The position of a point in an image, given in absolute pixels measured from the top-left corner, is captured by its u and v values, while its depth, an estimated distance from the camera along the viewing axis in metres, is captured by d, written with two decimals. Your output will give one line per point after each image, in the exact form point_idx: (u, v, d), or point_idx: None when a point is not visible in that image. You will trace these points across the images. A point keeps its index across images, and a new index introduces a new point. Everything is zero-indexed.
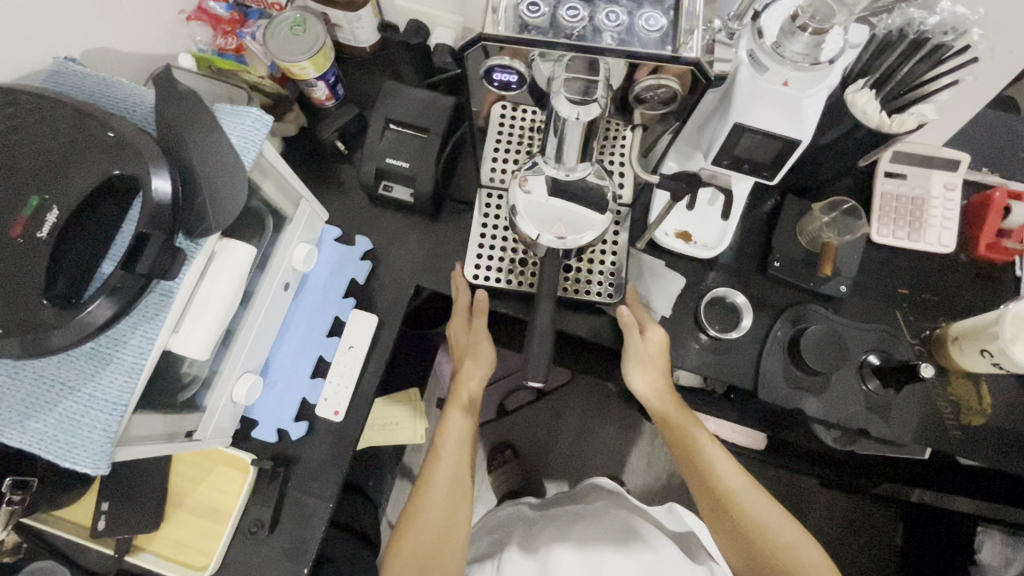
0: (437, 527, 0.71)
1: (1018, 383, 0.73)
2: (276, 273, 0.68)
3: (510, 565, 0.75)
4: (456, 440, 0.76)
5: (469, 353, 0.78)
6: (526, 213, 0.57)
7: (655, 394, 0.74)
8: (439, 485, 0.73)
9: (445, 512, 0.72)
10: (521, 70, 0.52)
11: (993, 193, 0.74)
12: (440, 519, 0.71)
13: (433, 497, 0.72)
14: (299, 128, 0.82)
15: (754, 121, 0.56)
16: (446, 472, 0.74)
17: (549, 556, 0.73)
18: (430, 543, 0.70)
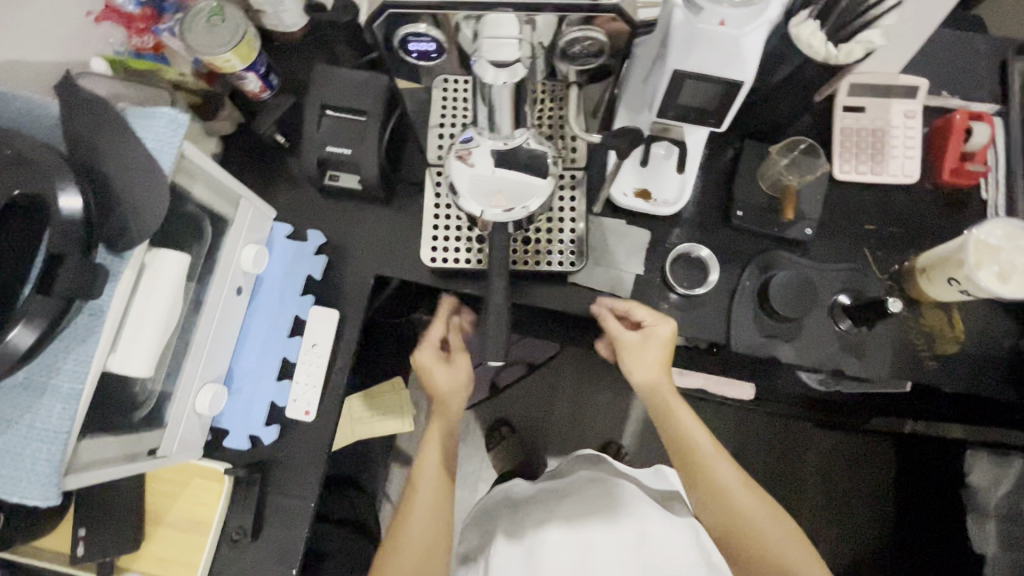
0: (419, 545, 0.71)
1: (990, 306, 0.72)
2: (225, 278, 0.66)
3: (499, 554, 0.75)
4: (436, 461, 0.74)
5: (441, 373, 0.75)
6: (469, 188, 0.54)
7: (652, 386, 0.72)
8: (421, 502, 0.72)
9: (429, 530, 0.72)
10: (438, 36, 0.49)
11: (953, 116, 0.73)
12: (425, 536, 0.71)
13: (419, 516, 0.72)
14: (236, 125, 0.79)
15: (693, 66, 0.53)
16: (426, 491, 0.72)
17: (536, 539, 0.74)
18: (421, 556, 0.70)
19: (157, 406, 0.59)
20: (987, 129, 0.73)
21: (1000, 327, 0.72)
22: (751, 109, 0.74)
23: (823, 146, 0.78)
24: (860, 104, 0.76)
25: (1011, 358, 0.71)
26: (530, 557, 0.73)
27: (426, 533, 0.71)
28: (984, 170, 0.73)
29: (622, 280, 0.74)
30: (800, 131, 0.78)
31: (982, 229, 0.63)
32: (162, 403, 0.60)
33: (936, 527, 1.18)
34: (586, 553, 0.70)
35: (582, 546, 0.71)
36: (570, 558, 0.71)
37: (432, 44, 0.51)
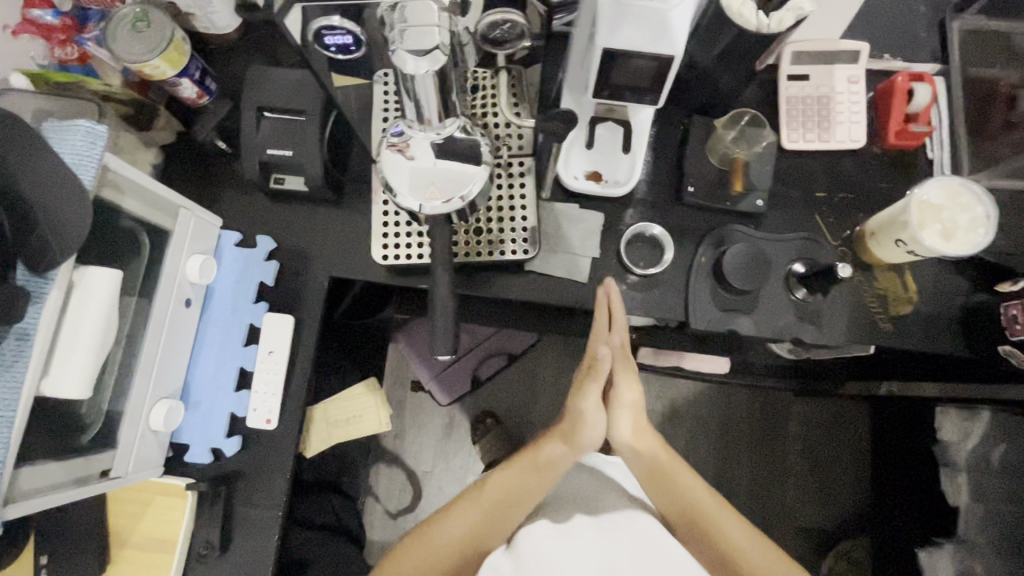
0: (443, 554, 0.68)
1: (942, 265, 0.73)
2: (169, 291, 0.64)
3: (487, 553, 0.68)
4: (538, 484, 0.69)
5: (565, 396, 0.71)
6: (405, 182, 0.53)
7: (649, 451, 0.71)
8: (463, 512, 0.70)
9: (465, 537, 0.69)
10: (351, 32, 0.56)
11: (896, 78, 0.73)
12: (456, 538, 0.69)
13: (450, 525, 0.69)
14: (175, 133, 0.76)
15: (622, 44, 0.52)
16: (473, 513, 0.69)
17: (527, 534, 0.68)
18: (429, 565, 0.67)
19: (106, 426, 0.58)
20: (929, 89, 0.73)
21: (953, 285, 0.72)
22: (696, 85, 0.73)
23: (770, 116, 0.77)
24: (804, 72, 0.76)
25: (966, 315, 0.72)
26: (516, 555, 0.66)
27: (458, 538, 0.69)
28: (928, 130, 0.73)
29: (579, 263, 0.73)
30: (748, 103, 0.77)
31: (924, 188, 0.64)
32: (112, 423, 0.59)
33: (913, 484, 1.19)
34: (576, 541, 0.66)
35: (570, 534, 0.67)
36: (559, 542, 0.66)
37: (347, 37, 0.57)
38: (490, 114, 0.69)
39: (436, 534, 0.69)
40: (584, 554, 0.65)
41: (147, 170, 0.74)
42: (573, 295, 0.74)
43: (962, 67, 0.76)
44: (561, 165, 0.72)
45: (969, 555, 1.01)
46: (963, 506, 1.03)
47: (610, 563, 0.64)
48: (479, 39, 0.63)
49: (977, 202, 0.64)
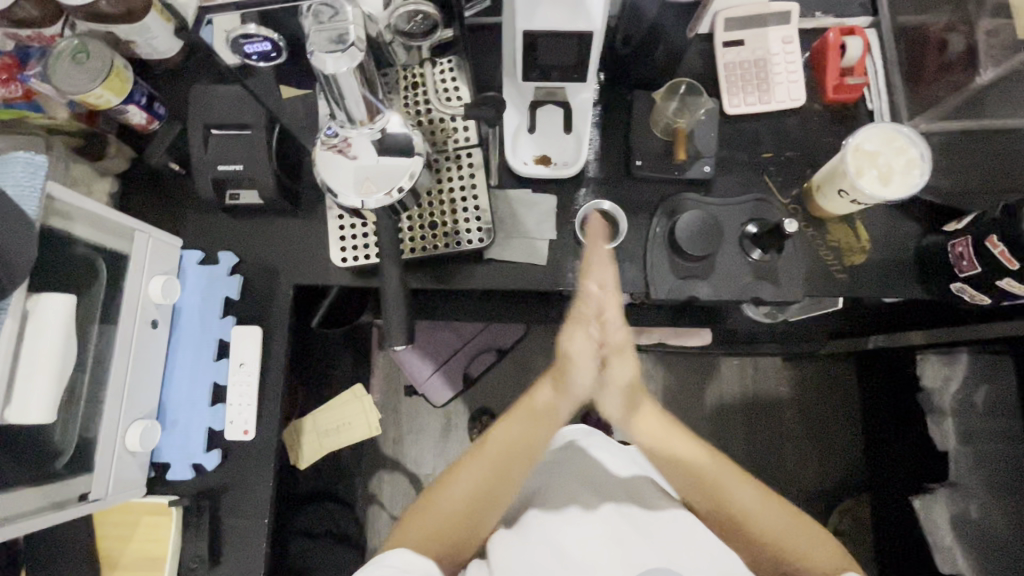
0: (450, 513, 0.64)
1: (890, 211, 0.74)
2: (133, 314, 0.65)
3: (496, 542, 0.64)
4: (531, 432, 0.70)
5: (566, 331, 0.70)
6: (347, 180, 0.55)
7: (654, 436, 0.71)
8: (466, 472, 0.68)
9: (472, 495, 0.66)
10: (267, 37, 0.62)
11: (828, 35, 0.75)
12: (463, 497, 0.66)
13: (455, 488, 0.67)
14: (129, 160, 0.77)
15: (541, 24, 0.54)
16: (474, 470, 0.67)
17: (536, 525, 0.64)
18: (434, 536, 0.62)
19: (81, 452, 0.59)
20: (861, 41, 0.74)
21: (904, 229, 0.74)
22: (632, 60, 0.75)
23: (711, 84, 0.79)
24: (738, 38, 0.78)
25: (919, 258, 0.73)
26: (523, 534, 0.64)
27: (466, 495, 0.66)
28: (864, 82, 0.75)
29: (535, 246, 0.74)
30: (687, 73, 0.79)
31: (859, 137, 0.66)
32: (87, 447, 0.60)
33: (903, 440, 1.18)
34: (581, 514, 0.64)
35: (575, 516, 0.64)
36: (565, 529, 0.62)
37: (264, 44, 0.64)
38: (425, 106, 0.70)
39: (443, 492, 0.66)
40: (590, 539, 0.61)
41: (103, 199, 0.75)
42: (534, 279, 0.74)
43: (892, 18, 0.78)
44: (509, 154, 0.72)
45: (964, 497, 1.00)
46: (951, 451, 1.02)
47: (619, 540, 0.60)
48: (398, 34, 0.65)
49: (911, 144, 0.66)
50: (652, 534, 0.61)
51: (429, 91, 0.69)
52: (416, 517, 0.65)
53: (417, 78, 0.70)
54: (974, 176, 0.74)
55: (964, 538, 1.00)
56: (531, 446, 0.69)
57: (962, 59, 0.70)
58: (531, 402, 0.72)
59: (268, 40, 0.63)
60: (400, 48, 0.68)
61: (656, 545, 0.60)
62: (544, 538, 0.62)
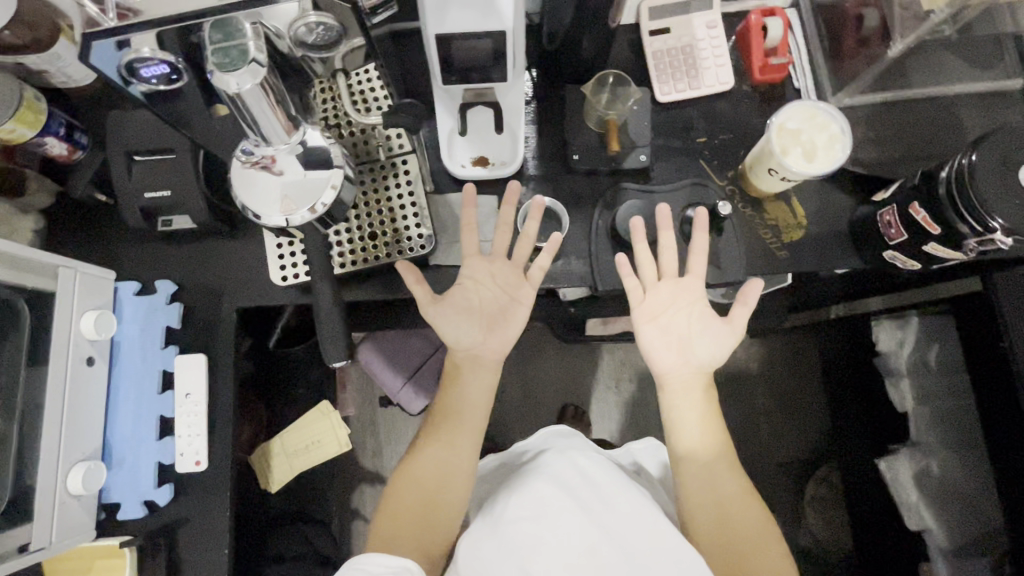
0: (420, 502, 0.66)
1: (822, 185, 0.76)
2: (64, 352, 0.62)
3: (470, 535, 0.64)
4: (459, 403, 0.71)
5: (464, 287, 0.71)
6: (270, 199, 0.54)
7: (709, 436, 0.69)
8: (426, 453, 0.69)
9: (436, 477, 0.67)
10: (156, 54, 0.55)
11: (750, 17, 0.76)
12: (428, 480, 0.67)
13: (419, 471, 0.68)
14: (53, 194, 0.74)
15: (452, 27, 0.54)
16: (434, 453, 0.68)
17: (507, 514, 0.62)
18: (407, 526, 0.64)
19: (17, 501, 0.57)
20: (781, 21, 0.76)
21: (838, 202, 0.76)
22: (560, 55, 0.75)
23: (642, 73, 0.79)
24: (664, 26, 0.78)
25: (853, 229, 0.75)
26: (498, 526, 0.62)
27: (432, 478, 0.67)
28: (787, 61, 0.76)
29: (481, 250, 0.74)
30: (617, 64, 0.79)
31: (782, 116, 0.67)
32: (24, 496, 0.58)
33: (868, 405, 1.20)
34: (555, 507, 0.61)
35: (550, 513, 0.61)
36: (541, 529, 0.60)
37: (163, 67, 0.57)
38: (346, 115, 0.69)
39: (409, 480, 0.67)
40: (564, 542, 0.58)
41: (28, 237, 0.72)
42: None
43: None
44: (446, 159, 0.72)
45: (925, 455, 1.02)
46: (911, 411, 1.04)
47: (592, 546, 0.58)
48: (303, 47, 0.64)
49: (832, 120, 0.68)
50: (626, 540, 0.59)
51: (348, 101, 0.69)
52: (384, 513, 0.66)
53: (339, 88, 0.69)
54: (899, 146, 0.76)
55: (928, 493, 1.01)
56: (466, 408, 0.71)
57: (877, 32, 0.73)
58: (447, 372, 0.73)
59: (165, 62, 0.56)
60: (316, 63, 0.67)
61: (631, 553, 0.58)
62: (515, 532, 0.60)
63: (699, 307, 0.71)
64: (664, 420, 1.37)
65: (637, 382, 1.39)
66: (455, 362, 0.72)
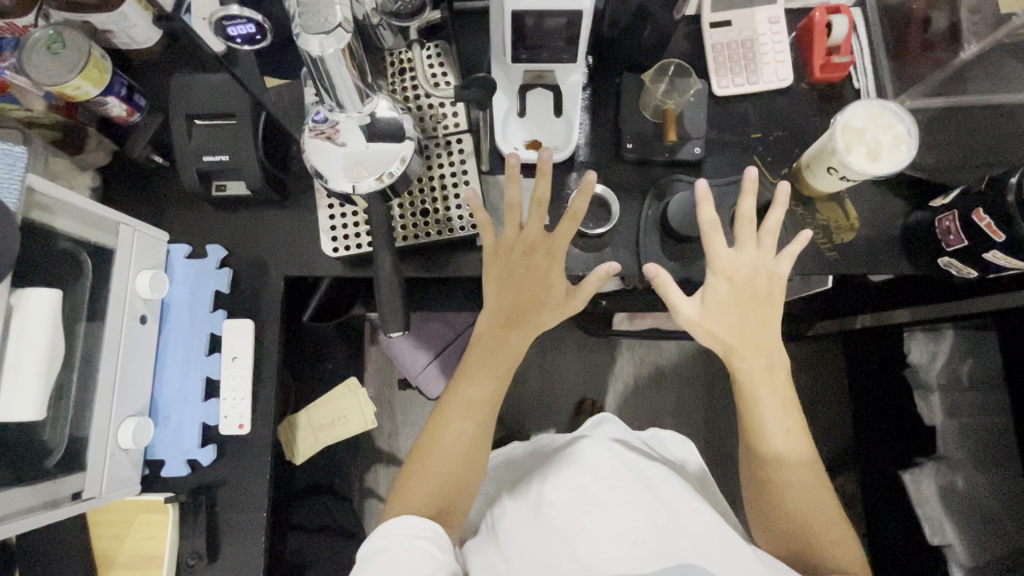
0: (446, 473, 0.64)
1: (876, 188, 0.75)
2: (121, 308, 0.64)
3: (505, 518, 0.65)
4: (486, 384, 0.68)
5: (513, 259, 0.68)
6: (336, 165, 0.55)
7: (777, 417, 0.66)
8: (451, 425, 0.66)
9: (462, 450, 0.66)
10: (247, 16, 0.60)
11: (814, 14, 0.75)
12: (454, 450, 0.65)
13: (443, 441, 0.66)
14: (110, 153, 0.75)
15: (530, 5, 0.54)
16: (461, 428, 0.66)
17: (547, 498, 0.63)
18: (432, 492, 0.63)
19: (74, 449, 0.58)
20: (846, 20, 0.74)
21: (891, 205, 0.75)
22: (621, 43, 0.74)
23: (699, 65, 0.79)
24: (725, 18, 0.78)
25: (905, 233, 0.74)
26: (538, 510, 0.63)
27: (458, 448, 0.65)
28: (850, 60, 0.75)
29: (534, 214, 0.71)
30: (674, 55, 0.78)
31: (847, 114, 0.67)
32: (79, 445, 0.59)
33: (891, 414, 1.18)
34: (599, 495, 0.61)
35: (593, 501, 0.61)
36: (583, 516, 0.60)
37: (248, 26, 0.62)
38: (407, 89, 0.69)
39: (433, 448, 0.66)
40: (606, 529, 0.59)
41: (85, 194, 0.73)
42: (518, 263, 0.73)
43: None
44: (500, 140, 0.71)
45: (951, 470, 1.01)
46: (938, 425, 1.03)
47: (633, 538, 0.58)
48: (383, 15, 0.63)
49: (897, 120, 0.67)
50: (669, 534, 0.58)
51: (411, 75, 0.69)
52: (409, 479, 0.65)
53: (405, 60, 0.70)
54: (958, 153, 0.75)
55: (953, 508, 1.00)
56: (498, 381, 0.68)
57: (944, 36, 0.70)
58: (479, 341, 0.69)
59: (253, 22, 0.61)
60: (387, 31, 0.66)
61: (670, 545, 0.57)
62: (556, 518, 0.61)
63: (759, 283, 0.66)
64: (684, 419, 1.37)
65: (658, 380, 1.38)
66: (487, 334, 0.69)
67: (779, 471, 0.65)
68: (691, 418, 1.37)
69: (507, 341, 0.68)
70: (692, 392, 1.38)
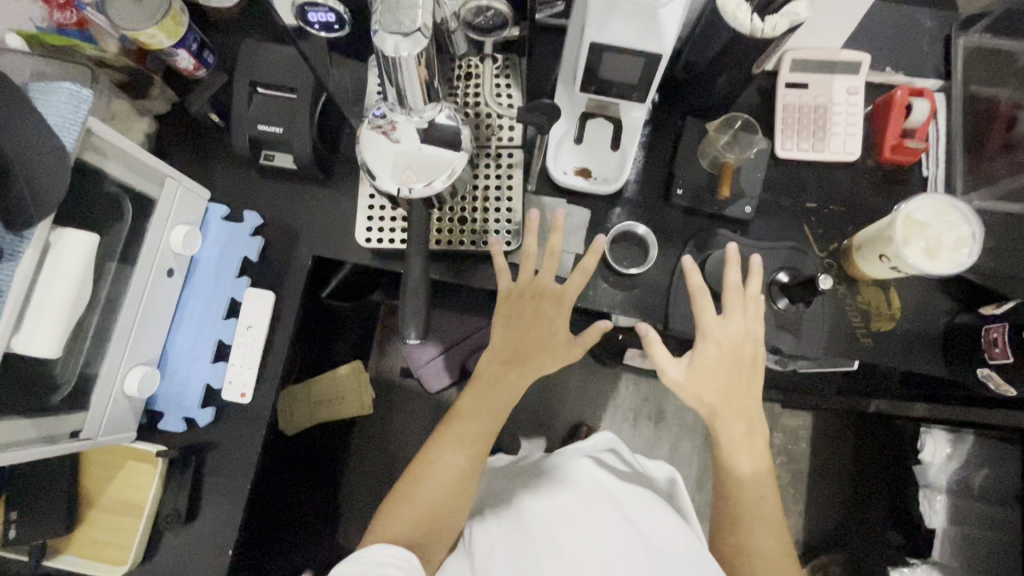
0: (433, 501, 0.63)
1: (924, 282, 0.72)
2: (151, 259, 0.64)
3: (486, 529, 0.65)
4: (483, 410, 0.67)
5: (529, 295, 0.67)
6: (386, 163, 0.55)
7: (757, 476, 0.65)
8: (444, 456, 0.65)
9: (453, 481, 0.64)
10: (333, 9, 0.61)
11: (896, 92, 0.72)
12: (446, 480, 0.64)
13: (436, 474, 0.64)
14: (170, 104, 0.76)
15: (610, 38, 0.53)
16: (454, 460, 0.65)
17: (530, 515, 0.63)
18: (416, 523, 0.62)
19: (80, 388, 0.59)
20: (927, 105, 0.72)
21: (936, 304, 0.72)
22: (691, 86, 0.73)
23: (766, 123, 0.77)
24: (802, 80, 0.75)
25: (945, 334, 0.72)
26: (522, 524, 0.62)
27: (448, 479, 0.64)
28: (924, 147, 0.72)
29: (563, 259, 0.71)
30: (742, 108, 0.77)
31: (911, 205, 0.64)
32: (86, 385, 0.60)
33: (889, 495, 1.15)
34: (578, 514, 0.62)
35: (573, 521, 0.61)
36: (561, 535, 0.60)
37: (330, 15, 0.62)
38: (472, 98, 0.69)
39: (416, 490, 0.63)
40: (583, 547, 0.58)
41: (139, 139, 0.74)
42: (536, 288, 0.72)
43: (964, 86, 0.75)
44: (550, 161, 0.71)
45: None
46: (938, 530, 1.00)
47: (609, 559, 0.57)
48: (463, 25, 0.61)
49: (963, 221, 0.64)
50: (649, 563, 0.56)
51: (476, 83, 0.69)
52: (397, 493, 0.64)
53: (475, 70, 0.70)
54: None
55: None
56: (492, 419, 0.67)
57: None
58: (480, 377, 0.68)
59: (334, 11, 0.61)
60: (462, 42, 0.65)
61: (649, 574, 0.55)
62: (536, 534, 0.60)
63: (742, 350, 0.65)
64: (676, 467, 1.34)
65: (658, 423, 1.36)
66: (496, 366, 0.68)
67: (748, 535, 0.64)
68: (683, 467, 1.34)
69: (505, 380, 0.67)
70: (689, 441, 1.35)
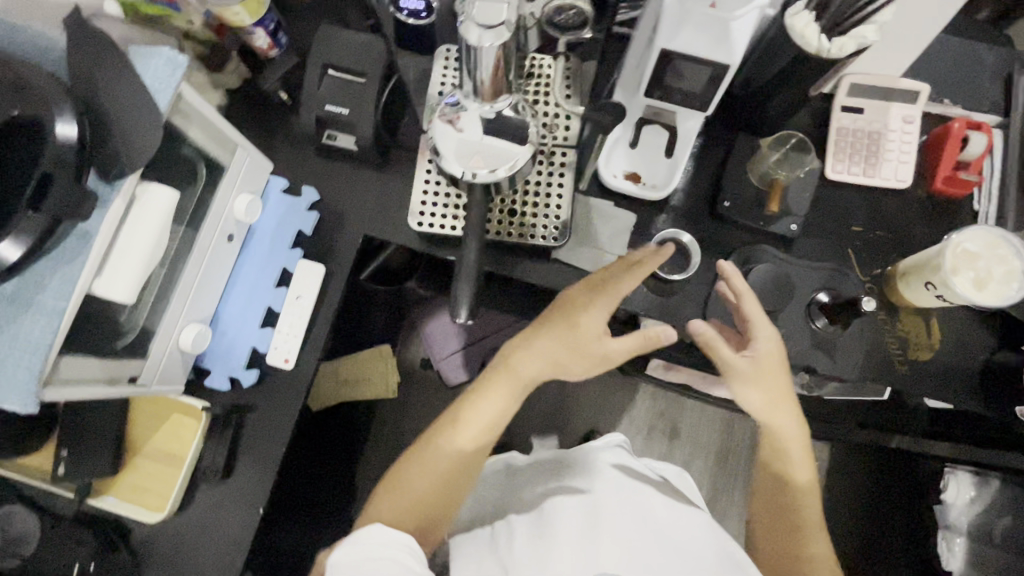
0: (424, 492, 0.61)
1: (965, 316, 0.72)
2: (215, 223, 0.68)
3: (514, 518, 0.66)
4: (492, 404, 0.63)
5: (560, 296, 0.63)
6: (452, 149, 0.57)
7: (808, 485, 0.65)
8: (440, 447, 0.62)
9: (444, 476, 0.61)
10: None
11: (953, 124, 0.72)
12: (437, 472, 0.61)
13: (428, 464, 0.62)
14: (242, 79, 0.80)
15: (680, 46, 0.54)
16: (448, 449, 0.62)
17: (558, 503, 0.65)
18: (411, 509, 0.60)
19: (142, 337, 0.62)
20: (984, 139, 0.72)
21: (976, 339, 0.72)
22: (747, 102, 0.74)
23: (818, 144, 0.77)
24: (859, 105, 0.76)
25: (983, 369, 0.71)
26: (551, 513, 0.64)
27: (440, 471, 0.61)
28: (978, 179, 0.72)
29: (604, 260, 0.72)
30: (795, 128, 0.78)
31: (963, 234, 0.64)
32: (147, 335, 0.63)
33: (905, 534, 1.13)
34: (599, 520, 0.62)
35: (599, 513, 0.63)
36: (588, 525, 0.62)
37: None
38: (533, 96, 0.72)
39: (406, 480, 0.62)
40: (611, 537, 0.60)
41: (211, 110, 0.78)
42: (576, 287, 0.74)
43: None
44: (602, 163, 0.72)
45: None
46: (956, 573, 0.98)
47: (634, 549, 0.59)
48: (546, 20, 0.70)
49: (1015, 254, 0.64)
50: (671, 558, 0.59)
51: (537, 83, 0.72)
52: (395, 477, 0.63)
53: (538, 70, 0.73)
54: None
55: None
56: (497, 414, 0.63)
57: None
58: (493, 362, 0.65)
59: None
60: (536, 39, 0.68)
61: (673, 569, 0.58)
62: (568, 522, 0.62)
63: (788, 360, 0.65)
64: None
65: (673, 438, 1.36)
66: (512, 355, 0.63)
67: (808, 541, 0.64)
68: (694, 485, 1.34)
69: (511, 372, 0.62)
70: (703, 459, 1.35)
